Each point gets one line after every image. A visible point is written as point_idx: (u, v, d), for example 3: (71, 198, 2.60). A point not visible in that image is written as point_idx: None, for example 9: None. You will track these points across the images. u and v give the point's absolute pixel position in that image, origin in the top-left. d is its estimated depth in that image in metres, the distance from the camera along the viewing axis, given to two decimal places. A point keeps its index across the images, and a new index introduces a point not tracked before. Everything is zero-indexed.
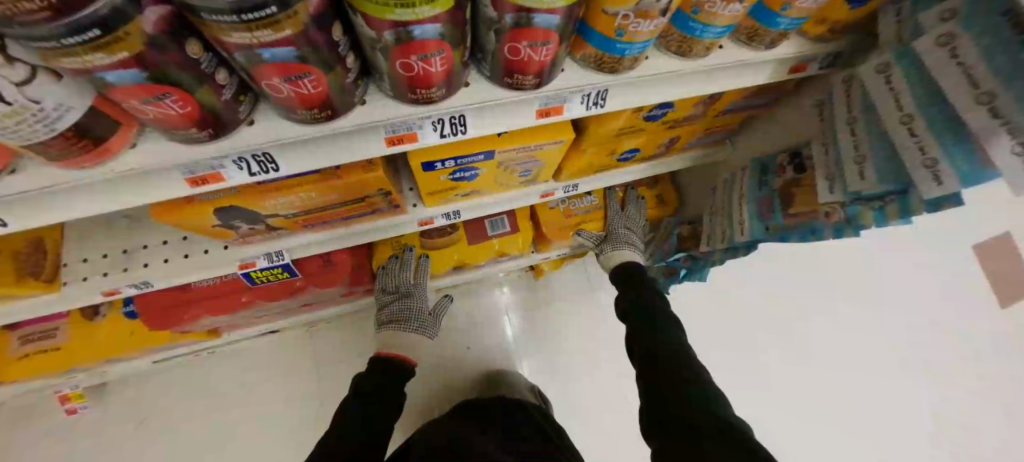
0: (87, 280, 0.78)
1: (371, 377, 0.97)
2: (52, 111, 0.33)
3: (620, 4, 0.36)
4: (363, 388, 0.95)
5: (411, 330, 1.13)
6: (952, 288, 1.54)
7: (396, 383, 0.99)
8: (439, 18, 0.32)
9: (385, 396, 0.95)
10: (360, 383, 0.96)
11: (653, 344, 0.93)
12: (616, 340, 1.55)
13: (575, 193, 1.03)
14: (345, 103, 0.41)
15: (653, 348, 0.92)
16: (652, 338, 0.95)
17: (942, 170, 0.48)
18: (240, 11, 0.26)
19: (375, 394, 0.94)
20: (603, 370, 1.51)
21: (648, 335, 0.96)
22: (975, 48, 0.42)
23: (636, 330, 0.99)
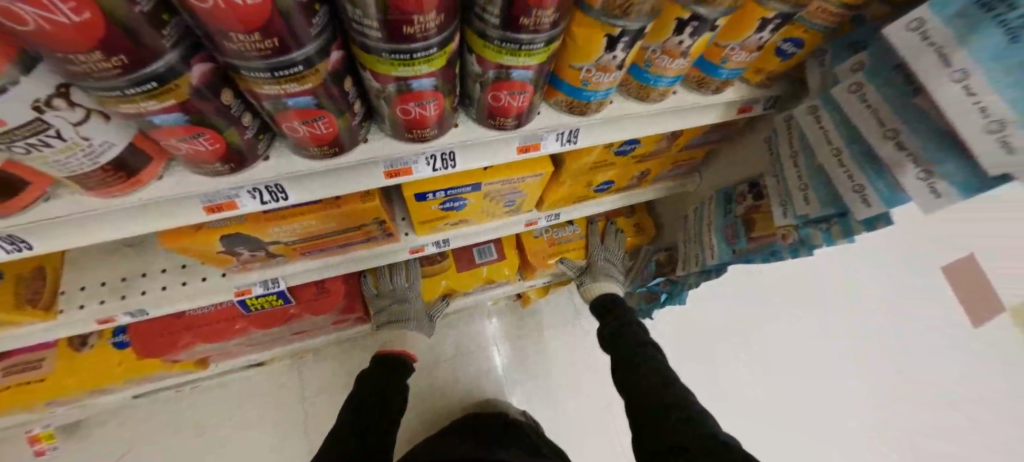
0: (83, 308, 0.80)
1: (374, 376, 1.03)
2: (97, 146, 0.39)
3: (584, 61, 0.45)
4: (368, 390, 0.99)
5: (412, 329, 1.15)
6: (884, 300, 1.61)
7: (395, 378, 1.05)
8: (434, 74, 0.39)
9: (387, 394, 0.99)
10: (362, 388, 0.99)
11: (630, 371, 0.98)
12: (601, 365, 1.57)
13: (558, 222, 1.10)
14: (351, 141, 0.48)
15: (635, 378, 0.97)
16: (635, 372, 0.98)
17: (869, 194, 0.56)
18: (274, 68, 0.33)
19: (379, 392, 0.98)
20: (593, 398, 1.53)
21: (630, 362, 1.01)
22: (878, 94, 0.51)
23: (620, 362, 1.03)
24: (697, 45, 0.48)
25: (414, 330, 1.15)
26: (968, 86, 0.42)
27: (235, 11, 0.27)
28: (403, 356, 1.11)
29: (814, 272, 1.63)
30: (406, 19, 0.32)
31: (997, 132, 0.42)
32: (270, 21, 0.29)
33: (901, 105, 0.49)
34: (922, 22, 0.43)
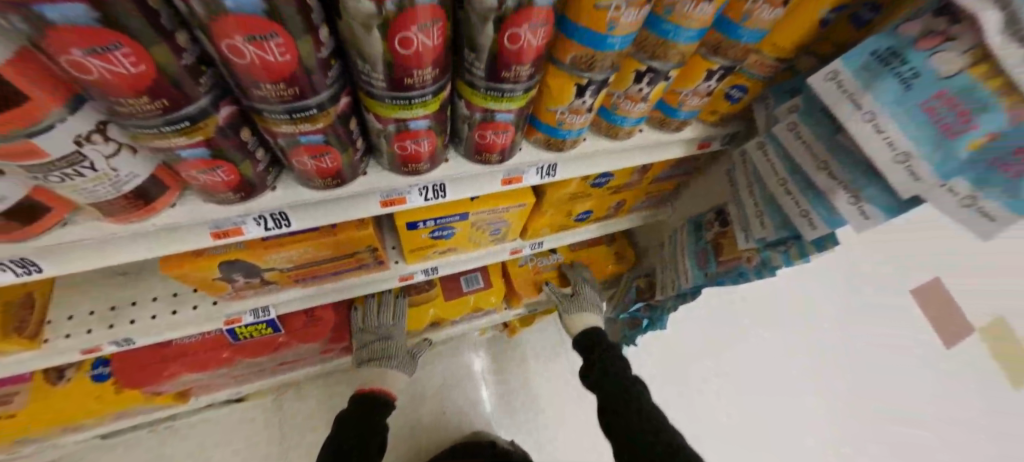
0: (69, 338, 0.77)
1: (353, 414, 0.96)
2: (123, 177, 0.43)
3: (559, 104, 0.52)
4: (347, 433, 0.91)
5: (394, 367, 1.10)
6: (836, 319, 1.66)
7: (375, 416, 0.97)
8: (428, 116, 0.45)
9: (366, 431, 0.93)
10: (340, 433, 0.91)
11: (613, 400, 0.98)
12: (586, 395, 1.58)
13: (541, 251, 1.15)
14: (351, 174, 0.53)
15: (617, 406, 0.96)
16: (625, 406, 0.95)
17: (813, 217, 0.63)
18: (292, 111, 0.39)
19: (360, 434, 0.91)
20: (562, 439, 1.51)
21: (615, 391, 1.00)
22: (811, 132, 0.59)
23: (609, 397, 1.00)
24: (655, 92, 0.55)
25: (397, 369, 1.10)
26: (877, 125, 0.51)
27: (265, 65, 0.33)
28: (384, 393, 1.03)
29: (774, 293, 1.67)
30: (409, 72, 0.38)
31: (904, 162, 0.50)
32: (294, 73, 0.35)
33: (828, 141, 0.58)
34: (838, 73, 0.52)
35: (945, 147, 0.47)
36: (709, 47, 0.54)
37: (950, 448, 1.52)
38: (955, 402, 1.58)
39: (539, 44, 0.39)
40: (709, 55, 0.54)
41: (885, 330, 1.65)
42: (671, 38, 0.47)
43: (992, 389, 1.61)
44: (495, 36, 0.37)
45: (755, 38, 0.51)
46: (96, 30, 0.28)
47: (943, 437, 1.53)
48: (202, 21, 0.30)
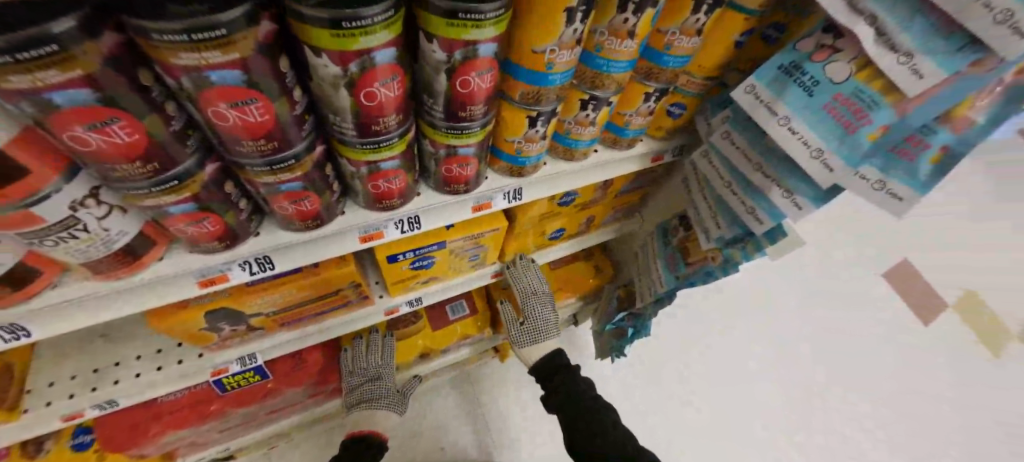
0: (50, 406, 0.75)
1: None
2: (113, 235, 0.46)
3: (515, 135, 0.57)
4: None
5: (383, 407, 1.07)
6: (794, 307, 1.69)
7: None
8: (395, 157, 0.50)
9: None
10: None
11: (580, 421, 1.00)
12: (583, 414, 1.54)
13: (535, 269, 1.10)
14: (330, 214, 0.57)
15: (584, 428, 0.99)
16: (590, 442, 0.96)
17: (758, 213, 0.70)
18: (271, 163, 0.43)
19: None
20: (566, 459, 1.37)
21: (582, 409, 1.02)
22: (742, 138, 0.66)
23: (572, 430, 1.00)
24: (601, 116, 0.62)
25: (387, 407, 1.08)
26: (791, 128, 0.57)
27: (246, 126, 0.38)
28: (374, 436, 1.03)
29: (732, 289, 1.69)
30: (375, 120, 0.43)
31: (818, 157, 0.57)
32: (270, 131, 0.40)
33: (756, 146, 0.65)
34: (754, 86, 0.59)
35: (847, 140, 0.54)
36: (643, 74, 0.61)
37: (911, 425, 1.51)
38: (913, 377, 1.60)
39: (487, 87, 0.45)
40: (644, 80, 0.61)
41: (833, 315, 1.69)
42: (605, 70, 0.54)
43: (975, 362, 1.65)
44: (448, 84, 0.43)
45: (680, 63, 0.59)
46: (96, 108, 0.32)
47: (904, 413, 1.53)
48: (190, 92, 0.34)
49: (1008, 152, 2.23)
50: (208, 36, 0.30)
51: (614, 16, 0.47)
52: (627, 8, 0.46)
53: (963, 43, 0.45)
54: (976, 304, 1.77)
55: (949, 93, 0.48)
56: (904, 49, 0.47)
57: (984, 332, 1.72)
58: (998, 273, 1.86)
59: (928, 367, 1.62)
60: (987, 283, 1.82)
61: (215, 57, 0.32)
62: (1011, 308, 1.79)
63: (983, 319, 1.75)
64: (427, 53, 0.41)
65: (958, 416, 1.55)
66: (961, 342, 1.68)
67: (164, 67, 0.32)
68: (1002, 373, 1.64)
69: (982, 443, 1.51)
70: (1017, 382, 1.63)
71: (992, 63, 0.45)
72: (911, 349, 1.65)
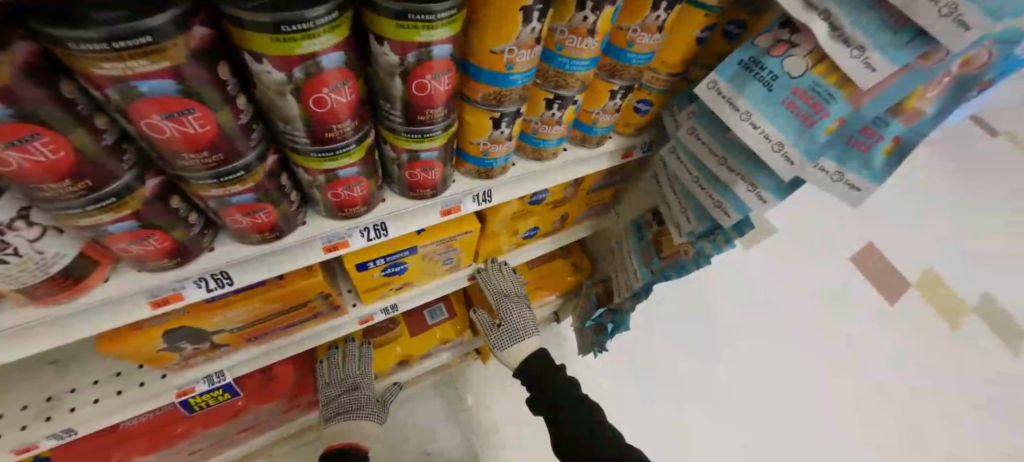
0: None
1: None
2: (50, 257, 0.43)
3: (480, 137, 0.56)
4: None
5: (365, 417, 1.04)
6: (763, 294, 1.73)
7: None
8: (354, 164, 0.48)
9: None
10: None
11: (562, 425, 0.98)
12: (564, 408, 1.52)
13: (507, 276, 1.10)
14: (290, 224, 0.54)
15: (568, 432, 0.96)
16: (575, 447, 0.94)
17: (725, 206, 0.71)
18: (218, 176, 0.41)
19: None
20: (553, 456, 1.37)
21: (564, 412, 0.99)
22: (707, 132, 0.67)
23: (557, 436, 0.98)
24: (567, 115, 0.61)
25: (368, 417, 1.04)
26: (753, 122, 0.58)
27: (185, 138, 0.36)
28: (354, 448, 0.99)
29: (704, 279, 1.72)
30: (328, 127, 0.41)
31: (778, 149, 0.57)
32: (214, 142, 0.38)
33: (720, 140, 0.66)
34: (716, 82, 0.59)
35: (806, 133, 0.55)
36: (607, 71, 0.60)
37: (874, 402, 1.57)
38: (874, 356, 1.66)
39: (446, 90, 0.44)
40: (608, 78, 0.61)
41: (800, 300, 1.74)
42: (568, 69, 0.53)
43: (940, 339, 1.72)
44: (404, 87, 0.42)
45: (643, 60, 0.58)
46: (10, 124, 0.30)
47: (868, 391, 1.59)
48: (119, 104, 0.32)
49: (960, 136, 2.35)
50: (133, 43, 0.28)
51: (573, 14, 0.47)
52: (586, 6, 0.46)
53: (913, 35, 0.46)
54: (940, 283, 1.85)
55: (900, 85, 0.49)
56: (857, 43, 0.48)
57: (946, 309, 1.80)
58: (955, 251, 1.95)
59: (888, 347, 1.68)
60: (945, 261, 1.91)
61: (143, 66, 0.30)
62: (969, 284, 1.87)
63: (945, 295, 1.83)
64: (380, 57, 0.39)
65: (915, 392, 1.61)
66: (924, 319, 1.76)
67: (87, 77, 0.30)
68: (962, 345, 1.72)
69: (936, 415, 1.57)
70: (977, 354, 1.72)
71: (939, 56, 0.46)
72: (872, 329, 1.71)
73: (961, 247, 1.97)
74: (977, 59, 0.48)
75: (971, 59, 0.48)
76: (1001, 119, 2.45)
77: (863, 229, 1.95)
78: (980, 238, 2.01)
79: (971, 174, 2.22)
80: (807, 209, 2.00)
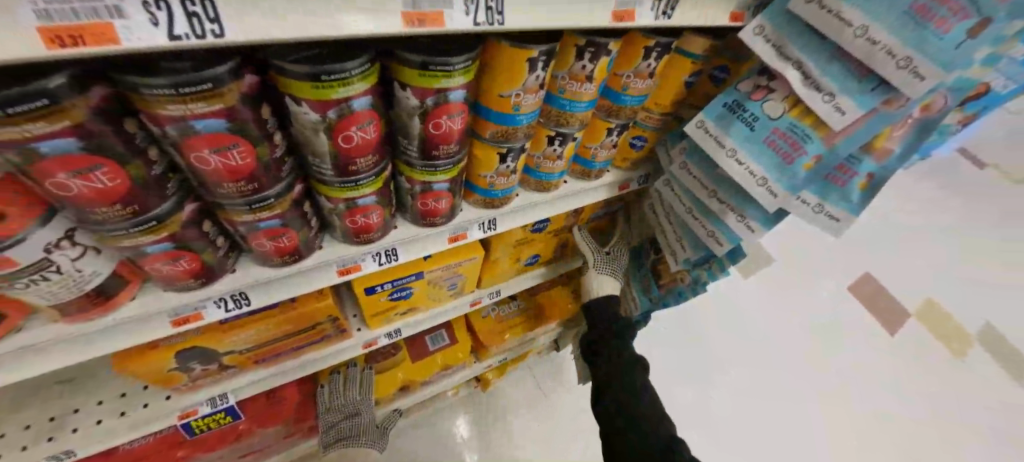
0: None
1: None
2: (87, 275, 0.46)
3: (488, 170, 0.61)
4: None
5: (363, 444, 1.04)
6: (757, 323, 1.75)
7: None
8: (371, 193, 0.53)
9: None
10: None
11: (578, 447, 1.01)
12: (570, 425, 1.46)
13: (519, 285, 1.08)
14: (309, 248, 0.58)
15: None
16: None
17: (718, 236, 0.75)
18: (251, 203, 0.45)
19: None
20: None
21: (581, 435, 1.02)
22: (698, 167, 0.71)
23: None
24: (567, 151, 0.66)
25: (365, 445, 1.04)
26: (738, 159, 0.62)
27: (227, 169, 0.40)
28: None
29: (698, 309, 1.75)
30: (352, 161, 0.46)
31: (763, 184, 0.62)
32: (250, 173, 0.42)
33: (710, 176, 0.70)
34: (703, 122, 0.64)
35: (788, 169, 0.60)
36: (605, 111, 0.66)
37: (881, 433, 1.55)
38: (875, 385, 1.65)
39: (459, 128, 0.49)
40: (605, 117, 0.66)
41: (794, 330, 1.75)
42: (569, 109, 0.58)
43: (942, 367, 1.72)
44: (422, 126, 0.46)
45: (637, 101, 0.64)
46: (79, 156, 0.34)
47: (873, 421, 1.57)
48: (174, 140, 0.36)
49: (946, 169, 2.43)
50: (196, 89, 0.33)
51: (573, 63, 0.52)
52: (584, 56, 0.51)
53: (875, 84, 0.52)
54: (935, 311, 1.87)
55: (866, 127, 0.54)
56: (827, 90, 0.54)
57: (948, 337, 1.80)
58: (952, 281, 1.97)
59: (885, 375, 1.68)
60: (942, 290, 1.93)
61: (201, 108, 0.34)
62: (969, 313, 1.88)
63: (946, 325, 1.83)
64: (402, 100, 0.44)
65: (919, 422, 1.58)
66: (925, 350, 1.76)
67: (150, 117, 0.35)
68: (967, 376, 1.71)
69: (942, 444, 1.54)
70: (984, 384, 1.70)
71: (900, 102, 0.52)
72: (868, 357, 1.72)
73: (957, 276, 2.00)
74: (936, 105, 0.54)
75: (930, 105, 0.54)
76: (984, 152, 2.54)
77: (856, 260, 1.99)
78: (976, 267, 2.04)
79: (960, 205, 2.29)
80: (801, 240, 2.05)
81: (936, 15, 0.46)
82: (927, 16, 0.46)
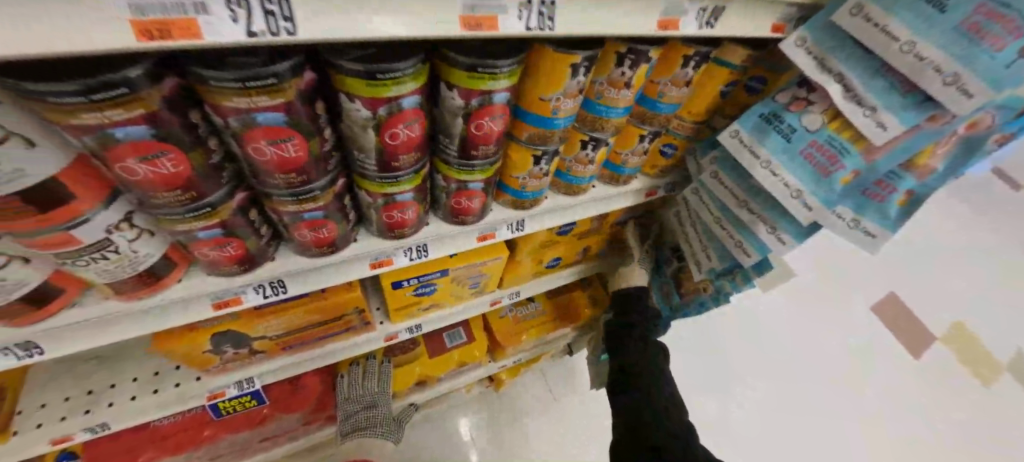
0: (40, 428, 0.74)
1: None
2: (140, 256, 0.49)
3: (522, 171, 0.62)
4: None
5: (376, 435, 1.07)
6: (782, 338, 1.71)
7: None
8: (409, 190, 0.54)
9: None
10: None
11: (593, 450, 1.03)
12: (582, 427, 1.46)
13: (541, 287, 1.09)
14: (345, 241, 0.60)
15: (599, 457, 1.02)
16: None
17: (746, 247, 0.75)
18: (297, 194, 0.47)
19: None
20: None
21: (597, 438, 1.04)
22: (730, 176, 0.71)
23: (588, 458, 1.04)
24: (600, 155, 0.66)
25: (378, 436, 1.07)
26: (773, 170, 0.62)
27: (280, 161, 0.42)
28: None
29: (722, 320, 1.72)
30: (396, 157, 0.47)
31: (797, 196, 0.61)
32: (300, 166, 0.44)
33: (743, 186, 0.70)
34: (738, 131, 0.63)
35: (823, 183, 0.60)
36: (638, 117, 0.66)
37: (908, 458, 1.50)
38: (903, 409, 1.60)
39: (499, 130, 0.50)
40: (639, 123, 0.67)
41: (820, 346, 1.71)
42: (604, 115, 0.59)
43: (969, 392, 1.67)
44: (465, 126, 0.48)
45: (671, 109, 0.64)
46: (149, 143, 0.36)
47: (900, 446, 1.52)
48: (235, 130, 0.38)
49: (981, 188, 2.34)
50: (260, 83, 0.35)
51: (613, 70, 0.53)
52: (625, 63, 0.52)
53: (918, 100, 0.51)
54: (962, 334, 1.81)
55: (911, 142, 0.54)
56: (869, 105, 0.54)
57: (975, 363, 1.74)
58: (982, 305, 1.90)
59: (913, 400, 1.63)
60: (971, 313, 1.87)
61: (264, 101, 0.36)
62: (1000, 338, 1.81)
63: (973, 349, 1.78)
64: (448, 100, 0.45)
65: (947, 450, 1.53)
66: (952, 374, 1.70)
67: (215, 108, 0.37)
68: (995, 404, 1.66)
69: None
70: (1012, 413, 1.64)
71: (945, 119, 0.51)
72: (895, 379, 1.67)
73: (987, 300, 1.93)
74: (983, 122, 0.53)
75: (976, 123, 0.53)
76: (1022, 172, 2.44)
77: (883, 277, 1.94)
78: (1010, 291, 1.96)
79: (995, 226, 2.20)
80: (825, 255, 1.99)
81: (988, 32, 0.45)
82: (979, 34, 0.45)
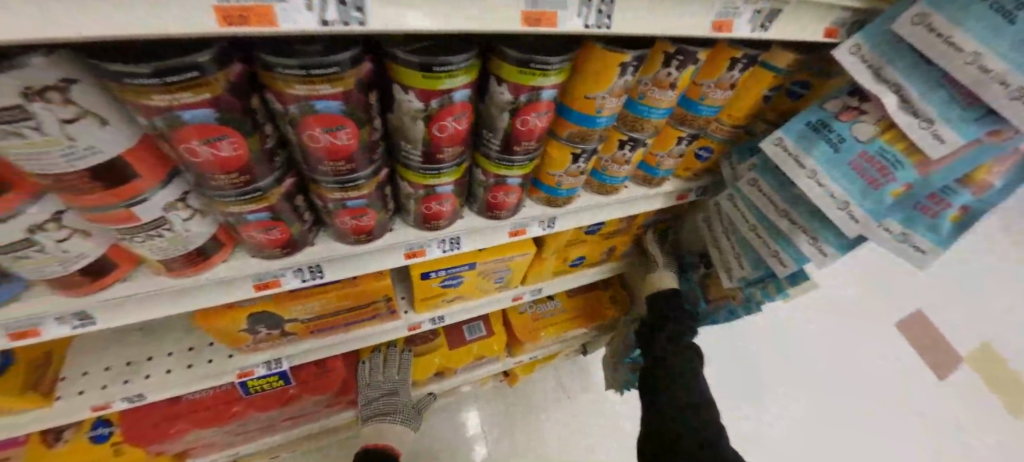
0: (83, 395, 0.78)
1: None
2: (191, 235, 0.50)
3: (559, 168, 0.62)
4: None
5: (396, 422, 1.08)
6: (809, 351, 1.67)
7: None
8: (450, 182, 0.55)
9: None
10: None
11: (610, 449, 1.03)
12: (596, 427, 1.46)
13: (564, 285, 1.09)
14: (381, 230, 0.61)
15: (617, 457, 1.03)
16: None
17: (782, 256, 0.74)
18: (343, 182, 0.48)
19: None
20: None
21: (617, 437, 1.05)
22: (770, 183, 0.70)
23: None
24: (636, 156, 0.66)
25: (399, 422, 1.08)
26: (818, 180, 0.60)
27: (332, 148, 0.43)
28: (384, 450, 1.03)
29: (748, 329, 1.68)
30: (441, 149, 0.48)
31: (843, 207, 0.60)
32: (350, 154, 0.45)
33: (783, 194, 0.69)
34: (783, 139, 0.62)
35: (872, 195, 0.58)
36: (677, 119, 0.65)
37: None
38: (934, 432, 1.56)
39: (543, 126, 0.50)
40: (677, 124, 0.66)
41: (850, 362, 1.67)
42: (645, 115, 0.59)
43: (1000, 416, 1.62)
44: (510, 121, 0.48)
45: (713, 112, 0.63)
46: (213, 126, 0.37)
47: None
48: (294, 117, 0.40)
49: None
50: (323, 71, 0.36)
51: (659, 70, 0.52)
52: (672, 63, 0.52)
53: (978, 114, 0.50)
54: (992, 356, 1.75)
55: (971, 156, 0.53)
56: (926, 116, 0.52)
57: (1005, 386, 1.68)
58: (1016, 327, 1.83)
59: (945, 423, 1.58)
60: (1005, 336, 1.80)
61: (325, 89, 0.37)
62: None
63: (1003, 372, 1.71)
64: (497, 94, 0.46)
65: None
66: (982, 397, 1.64)
67: (277, 95, 0.38)
68: None
69: None
70: None
71: (1009, 134, 0.50)
72: (924, 399, 1.62)
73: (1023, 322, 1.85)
74: None
75: None
76: None
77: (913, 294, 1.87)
78: None
79: None
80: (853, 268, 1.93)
81: None
82: None
